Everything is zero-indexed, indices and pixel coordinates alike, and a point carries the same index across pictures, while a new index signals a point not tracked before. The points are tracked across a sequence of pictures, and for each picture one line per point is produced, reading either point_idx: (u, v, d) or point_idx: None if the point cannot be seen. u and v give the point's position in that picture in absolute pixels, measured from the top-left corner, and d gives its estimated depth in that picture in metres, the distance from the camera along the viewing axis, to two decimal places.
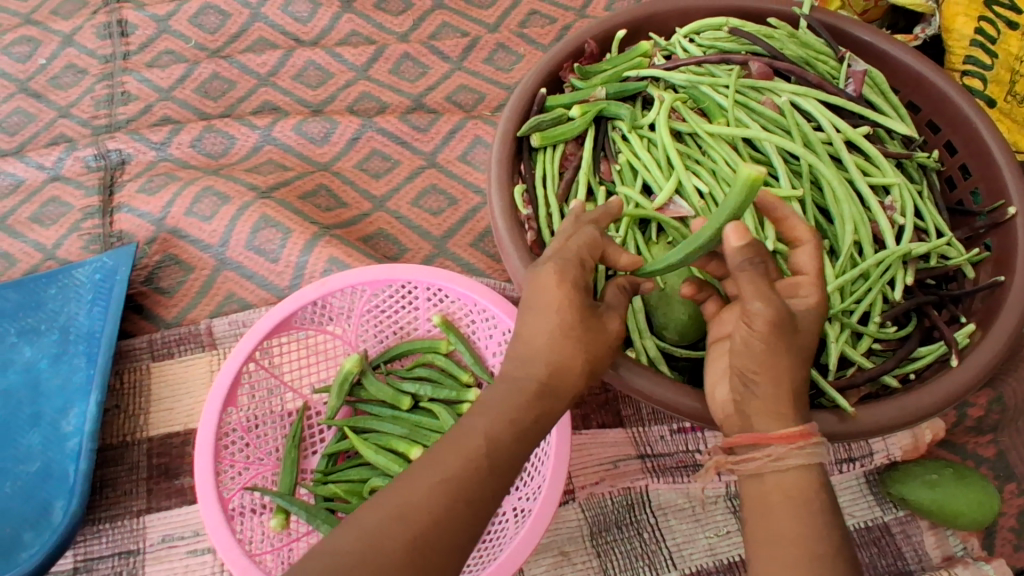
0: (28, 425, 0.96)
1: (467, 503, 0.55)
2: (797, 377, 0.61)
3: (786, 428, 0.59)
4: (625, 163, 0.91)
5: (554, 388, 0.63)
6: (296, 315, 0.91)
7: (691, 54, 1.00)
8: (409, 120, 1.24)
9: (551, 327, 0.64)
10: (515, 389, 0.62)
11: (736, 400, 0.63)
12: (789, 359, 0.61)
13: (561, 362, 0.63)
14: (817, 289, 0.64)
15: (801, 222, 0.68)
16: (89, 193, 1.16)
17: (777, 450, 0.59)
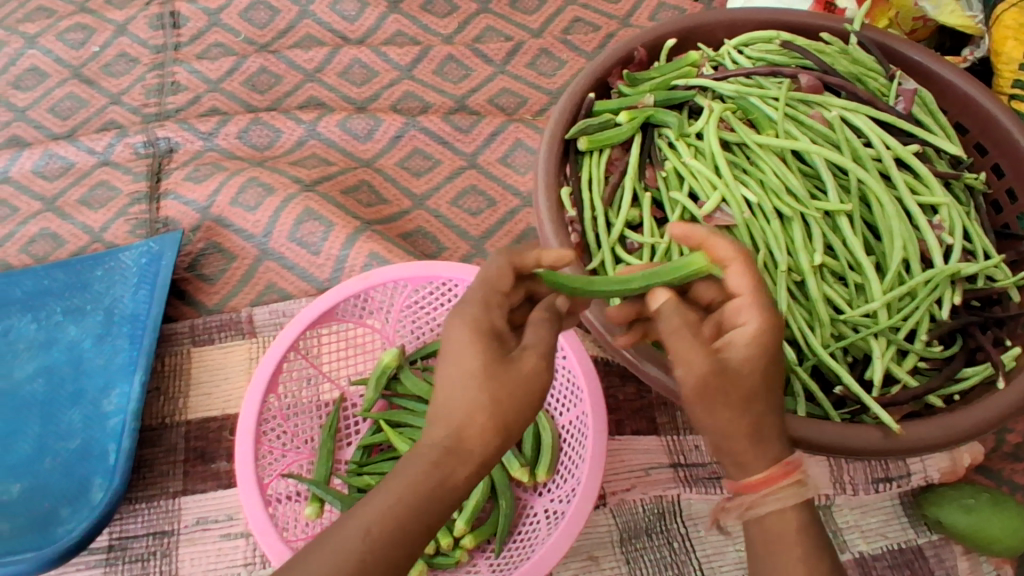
0: (71, 402, 0.98)
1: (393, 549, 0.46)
2: (762, 413, 0.53)
3: (763, 471, 0.53)
4: (671, 170, 0.91)
5: (454, 454, 0.49)
6: (338, 307, 0.92)
7: (740, 65, 1.00)
8: (452, 121, 1.26)
9: (462, 382, 0.50)
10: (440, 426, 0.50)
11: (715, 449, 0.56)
12: (749, 400, 0.53)
13: (456, 420, 0.50)
14: (762, 312, 0.54)
15: (722, 240, 0.58)
16: (137, 178, 1.19)
17: (763, 495, 0.53)
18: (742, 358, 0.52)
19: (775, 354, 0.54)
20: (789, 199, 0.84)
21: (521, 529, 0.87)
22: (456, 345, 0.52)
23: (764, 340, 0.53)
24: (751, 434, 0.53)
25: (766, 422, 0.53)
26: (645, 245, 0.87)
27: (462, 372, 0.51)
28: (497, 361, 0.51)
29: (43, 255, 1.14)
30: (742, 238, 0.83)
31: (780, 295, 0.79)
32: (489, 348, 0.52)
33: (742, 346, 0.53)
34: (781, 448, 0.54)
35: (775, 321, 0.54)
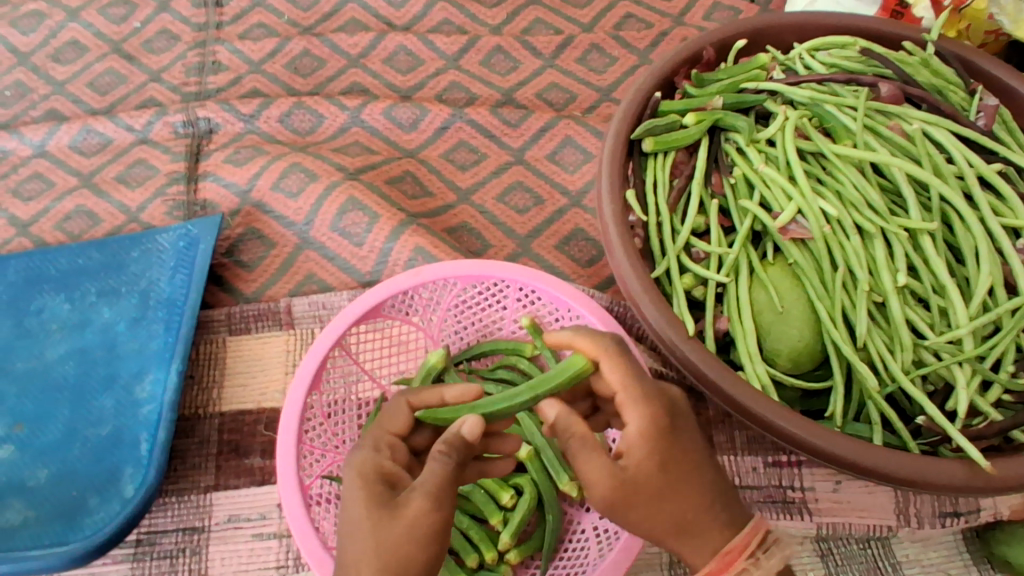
0: (102, 387, 0.95)
1: None
2: (682, 510, 0.64)
3: (709, 561, 0.65)
4: (740, 177, 0.86)
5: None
6: (387, 302, 0.88)
7: (814, 71, 0.96)
8: (500, 114, 1.21)
9: (356, 537, 0.59)
10: (354, 539, 0.60)
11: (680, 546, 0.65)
12: (685, 491, 0.64)
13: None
14: (638, 407, 0.64)
15: (584, 339, 0.70)
16: (175, 158, 1.15)
17: (725, 574, 0.65)
18: (640, 458, 0.63)
19: (669, 446, 0.64)
20: (871, 214, 0.80)
21: (567, 546, 0.85)
22: (350, 499, 0.61)
23: (652, 433, 0.64)
24: (677, 529, 0.65)
25: (695, 515, 0.65)
26: (712, 254, 0.82)
27: (354, 527, 0.60)
28: (383, 512, 0.59)
29: (77, 233, 1.11)
30: (820, 252, 0.79)
31: (861, 317, 0.76)
32: (374, 498, 0.60)
33: (641, 447, 0.63)
34: (722, 529, 0.66)
35: (649, 414, 0.64)
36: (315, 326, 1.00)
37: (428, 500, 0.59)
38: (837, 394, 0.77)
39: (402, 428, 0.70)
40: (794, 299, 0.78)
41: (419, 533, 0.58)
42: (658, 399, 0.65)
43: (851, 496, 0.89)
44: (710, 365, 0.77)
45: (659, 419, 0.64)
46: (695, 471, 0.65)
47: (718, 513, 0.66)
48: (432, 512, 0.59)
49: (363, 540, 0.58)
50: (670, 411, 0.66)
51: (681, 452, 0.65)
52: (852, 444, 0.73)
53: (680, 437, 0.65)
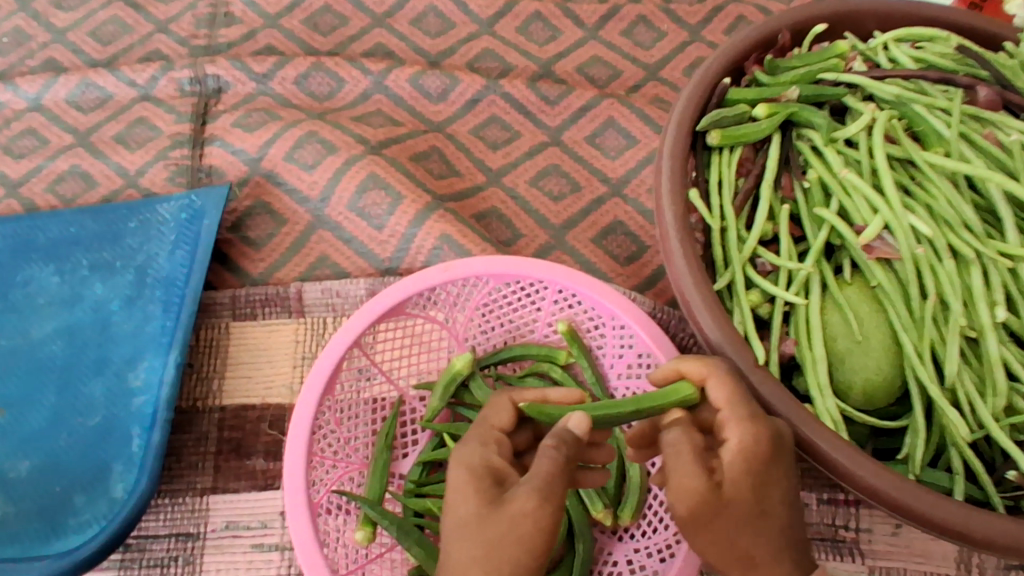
0: (93, 371, 0.87)
1: None
2: (753, 541, 0.55)
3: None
4: (816, 181, 0.76)
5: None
6: (412, 299, 0.80)
7: (901, 66, 0.83)
8: (538, 89, 1.10)
9: (461, 537, 0.54)
10: (457, 535, 0.54)
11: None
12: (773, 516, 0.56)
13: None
14: (743, 428, 0.58)
15: (693, 360, 0.66)
16: (180, 119, 1.05)
17: None
18: (733, 479, 0.55)
19: (765, 471, 0.57)
20: (969, 235, 0.71)
21: None
22: (454, 492, 0.56)
23: (753, 455, 0.56)
24: (744, 563, 0.56)
25: (765, 551, 0.56)
26: (781, 268, 0.73)
27: (459, 525, 0.54)
28: (492, 510, 0.54)
29: (71, 196, 1.02)
30: (908, 276, 0.70)
31: (951, 355, 0.67)
32: (483, 494, 0.55)
33: (740, 470, 0.55)
34: (786, 570, 0.56)
35: (753, 434, 0.57)
36: (328, 316, 0.91)
37: (537, 500, 0.53)
38: (915, 435, 0.69)
39: (506, 426, 0.66)
40: (874, 327, 0.69)
41: (527, 535, 0.52)
42: (765, 424, 0.59)
43: (910, 541, 0.82)
44: (783, 398, 0.66)
45: (763, 442, 0.57)
46: (782, 505, 0.57)
47: (789, 552, 0.57)
48: (540, 509, 0.53)
49: (472, 542, 0.52)
50: (774, 440, 0.58)
51: (771, 479, 0.57)
52: (939, 501, 0.63)
53: (776, 466, 0.57)
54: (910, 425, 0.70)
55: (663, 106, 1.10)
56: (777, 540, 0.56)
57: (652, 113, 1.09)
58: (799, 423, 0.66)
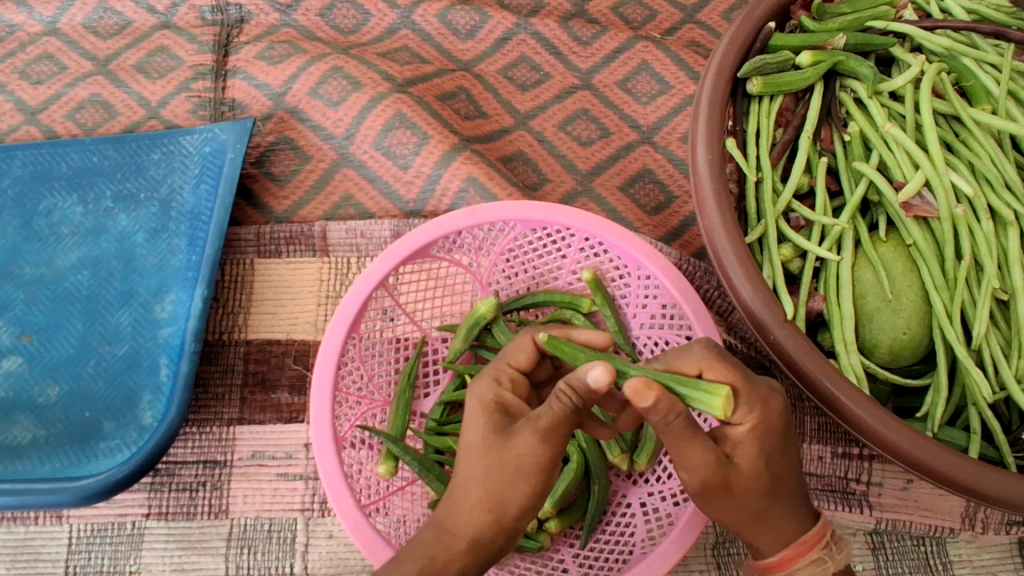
0: (120, 302, 0.88)
1: (463, 538, 0.56)
2: (768, 507, 0.56)
3: (782, 550, 0.58)
4: (856, 134, 0.74)
5: (447, 528, 0.57)
6: (438, 241, 0.80)
7: (953, 17, 0.79)
8: (571, 29, 1.07)
9: (469, 459, 0.56)
10: (465, 455, 0.57)
11: (761, 530, 0.57)
12: (786, 465, 0.57)
13: (460, 493, 0.57)
14: (752, 407, 0.54)
15: (688, 349, 0.57)
16: (201, 49, 1.03)
17: (793, 563, 0.57)
18: (743, 456, 0.54)
19: (774, 447, 0.55)
20: (1009, 195, 0.70)
21: (611, 519, 0.79)
22: (468, 417, 0.58)
23: (762, 431, 0.55)
24: (755, 522, 0.57)
25: (779, 512, 0.57)
26: (814, 223, 0.72)
27: (468, 448, 0.57)
28: (499, 441, 0.55)
29: (91, 125, 1.01)
30: (944, 236, 0.69)
31: (981, 315, 0.67)
32: (494, 424, 0.56)
33: (751, 447, 0.54)
34: (799, 523, 0.57)
35: (762, 418, 0.55)
36: (352, 256, 0.91)
37: (543, 439, 0.53)
38: (936, 394, 0.69)
39: (525, 365, 0.62)
40: (905, 284, 0.69)
41: (527, 467, 0.54)
42: (773, 399, 0.56)
43: (920, 497, 0.83)
44: (808, 354, 0.65)
45: (772, 419, 0.55)
46: (791, 472, 0.57)
47: (802, 505, 0.58)
48: (541, 448, 0.53)
49: (478, 462, 0.56)
50: (784, 414, 0.56)
51: (782, 449, 0.56)
52: (963, 462, 0.62)
53: (784, 438, 0.56)
54: (932, 383, 0.71)
55: (698, 51, 1.07)
56: (787, 500, 0.57)
57: (687, 58, 1.06)
58: (825, 376, 0.65)
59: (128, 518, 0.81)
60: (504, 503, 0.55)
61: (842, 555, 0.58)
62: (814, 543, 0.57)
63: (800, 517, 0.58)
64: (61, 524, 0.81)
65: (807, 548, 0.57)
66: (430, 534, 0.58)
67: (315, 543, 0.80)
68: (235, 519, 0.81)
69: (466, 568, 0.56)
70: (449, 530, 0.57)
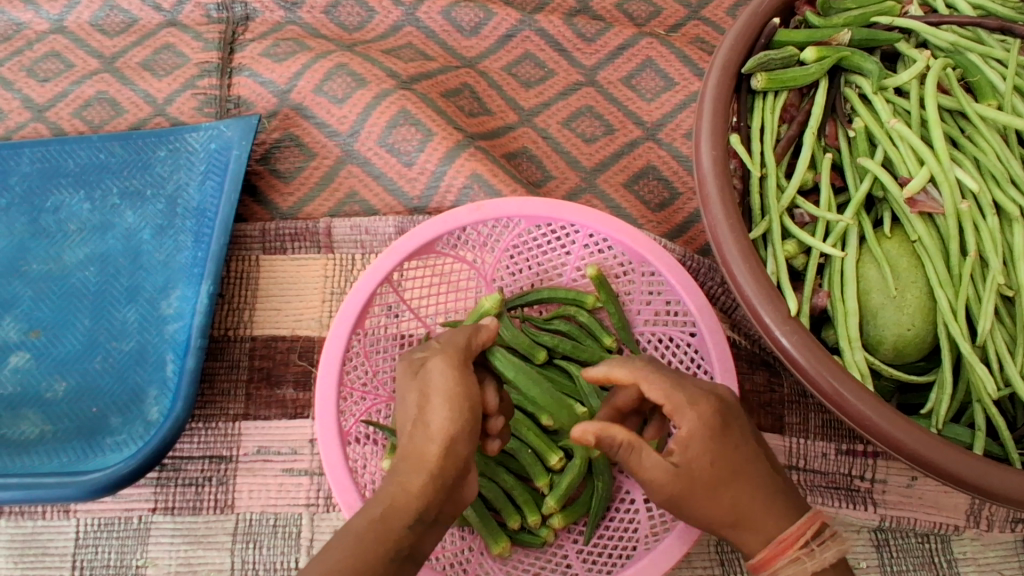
0: (126, 298, 0.89)
1: (419, 471, 0.56)
2: (738, 497, 0.58)
3: (762, 549, 0.57)
4: (861, 129, 0.75)
5: (403, 462, 0.57)
6: (443, 237, 0.80)
7: (959, 12, 0.78)
8: (574, 26, 1.07)
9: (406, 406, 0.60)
10: (404, 403, 0.61)
11: (741, 527, 0.58)
12: (751, 458, 0.59)
13: (405, 432, 0.59)
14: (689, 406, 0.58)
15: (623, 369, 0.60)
16: (207, 46, 1.03)
17: (775, 562, 0.57)
18: (694, 456, 0.57)
19: (726, 440, 0.58)
20: (1014, 191, 0.70)
21: (614, 515, 0.80)
22: (399, 375, 0.63)
23: (703, 424, 0.58)
24: (733, 518, 0.58)
25: (752, 505, 0.58)
26: (819, 219, 0.72)
27: (403, 398, 0.62)
28: (419, 379, 0.61)
29: (98, 122, 1.01)
30: (950, 232, 0.69)
31: (986, 312, 0.67)
32: (412, 366, 0.62)
33: (695, 444, 0.57)
34: (778, 520, 0.57)
35: (701, 411, 0.58)
36: (357, 252, 0.91)
37: (444, 358, 0.61)
38: (941, 391, 0.69)
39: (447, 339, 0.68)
40: (909, 280, 0.69)
41: (446, 391, 0.58)
42: (705, 398, 0.59)
43: (924, 494, 0.83)
44: (811, 350, 0.65)
45: (710, 417, 0.58)
46: (755, 461, 0.59)
47: (779, 501, 0.58)
48: (455, 369, 0.60)
49: (409, 400, 0.60)
50: (720, 408, 0.59)
51: (732, 440, 0.58)
52: (964, 458, 0.62)
53: (732, 431, 0.59)
54: (936, 380, 0.70)
55: (703, 47, 1.06)
56: (761, 493, 0.58)
57: (692, 54, 1.05)
58: (826, 375, 0.65)
59: (135, 512, 0.81)
60: (441, 423, 0.57)
61: (827, 552, 0.56)
62: (795, 539, 0.56)
63: (778, 515, 0.58)
64: (68, 519, 0.81)
65: (788, 546, 0.56)
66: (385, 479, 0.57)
67: (320, 537, 0.80)
68: (240, 513, 0.81)
69: (427, 501, 0.55)
70: (403, 468, 0.56)
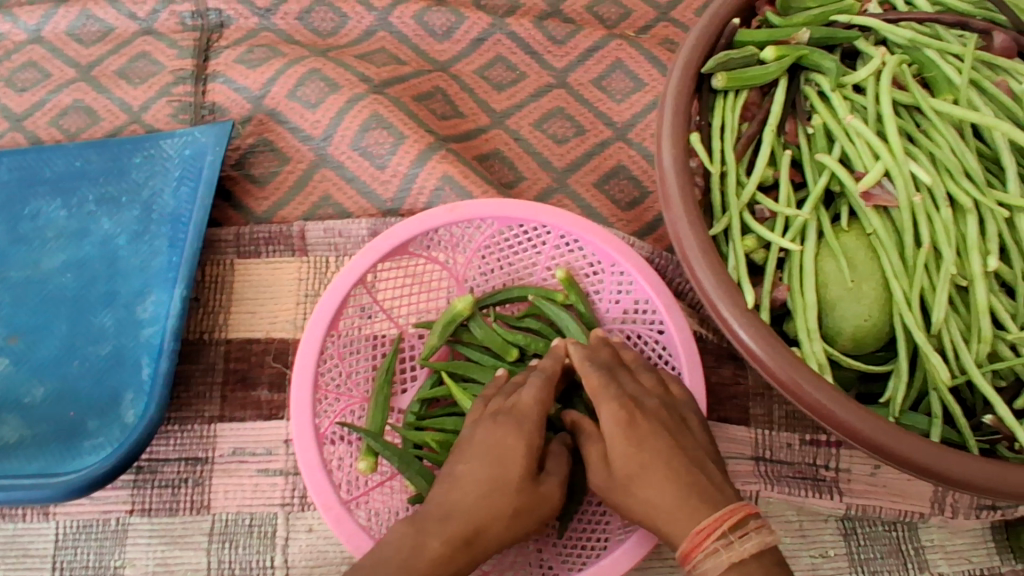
0: (103, 303, 0.90)
1: (473, 554, 0.63)
2: (647, 491, 0.63)
3: (684, 541, 0.60)
4: (819, 127, 0.76)
5: (466, 547, 0.62)
6: (415, 238, 0.81)
7: (917, 7, 0.81)
8: (545, 29, 1.08)
9: (502, 492, 0.64)
10: (498, 485, 0.64)
11: (659, 519, 0.62)
12: (662, 453, 0.64)
13: (484, 516, 0.63)
14: (611, 406, 0.67)
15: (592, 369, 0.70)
16: (182, 54, 1.04)
17: (694, 554, 0.58)
18: (614, 450, 0.65)
19: (645, 441, 0.65)
20: (968, 183, 0.71)
21: (585, 508, 0.80)
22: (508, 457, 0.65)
23: (623, 425, 0.66)
24: (650, 512, 0.63)
25: (664, 498, 0.62)
26: (778, 215, 0.74)
27: (498, 479, 0.64)
28: (532, 489, 0.65)
29: (74, 131, 1.02)
30: (904, 224, 0.70)
31: (940, 301, 0.68)
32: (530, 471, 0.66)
33: (615, 440, 0.65)
34: (694, 512, 0.60)
35: (620, 414, 0.66)
36: (331, 255, 0.92)
37: (562, 486, 0.68)
38: (898, 379, 0.70)
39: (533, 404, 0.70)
40: (866, 273, 0.71)
41: (543, 507, 0.66)
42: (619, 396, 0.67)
43: (888, 482, 0.84)
44: (769, 343, 0.67)
45: (621, 413, 0.66)
46: (663, 457, 0.64)
47: (694, 495, 0.61)
48: (560, 496, 0.67)
49: (509, 499, 0.64)
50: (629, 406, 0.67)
51: (647, 438, 0.65)
52: (913, 441, 0.64)
53: (643, 428, 0.65)
54: (894, 369, 0.72)
55: (672, 48, 1.08)
56: (676, 486, 0.62)
57: (660, 55, 1.07)
58: (784, 365, 0.66)
59: (112, 514, 0.82)
60: (519, 536, 0.65)
61: (745, 545, 0.57)
62: (711, 532, 0.58)
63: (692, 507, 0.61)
64: (48, 521, 0.82)
65: (706, 538, 0.58)
66: (442, 546, 0.61)
67: (295, 536, 0.81)
68: (217, 514, 0.82)
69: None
70: (466, 551, 0.62)
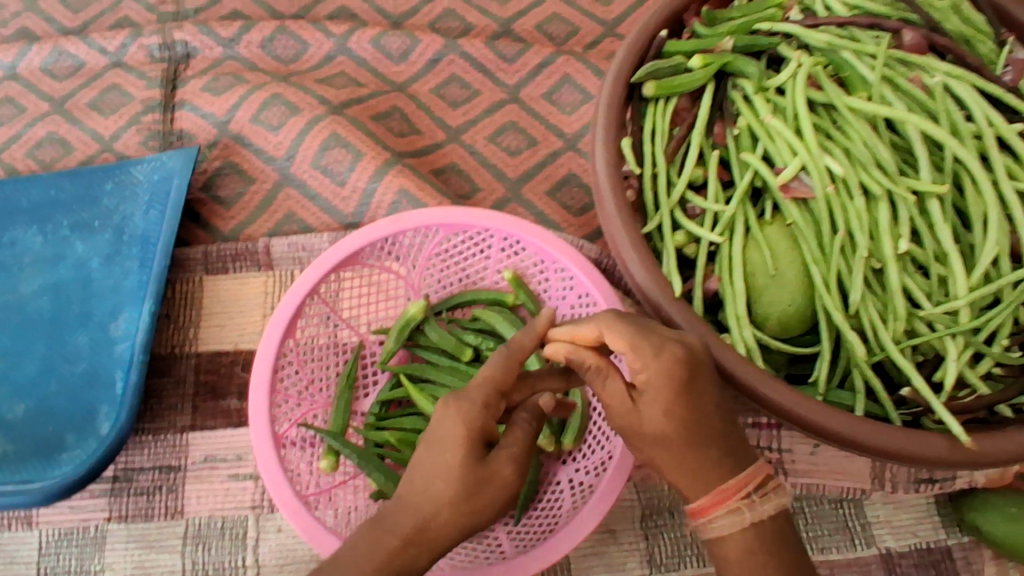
0: (78, 324, 0.94)
1: (426, 543, 0.64)
2: (685, 452, 0.62)
3: (706, 497, 0.62)
4: (744, 128, 0.81)
5: (416, 538, 0.64)
6: (365, 250, 0.85)
7: (835, 12, 0.87)
8: (496, 48, 1.14)
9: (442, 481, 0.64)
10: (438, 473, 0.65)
11: (683, 473, 0.62)
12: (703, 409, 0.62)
13: (430, 505, 0.64)
14: (656, 358, 0.61)
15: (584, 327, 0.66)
16: (151, 84, 1.09)
17: (716, 511, 0.62)
18: (651, 401, 0.61)
19: (688, 399, 0.61)
20: (881, 173, 0.76)
21: (543, 497, 0.85)
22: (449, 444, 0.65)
23: (668, 381, 0.61)
24: (680, 468, 0.62)
25: (697, 457, 0.62)
26: (707, 211, 0.79)
27: (440, 467, 0.65)
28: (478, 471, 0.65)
29: (50, 161, 1.07)
30: (821, 214, 0.76)
31: (855, 283, 0.73)
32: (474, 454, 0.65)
33: (655, 392, 0.61)
34: (721, 471, 0.62)
35: (669, 367, 0.61)
36: (295, 268, 0.97)
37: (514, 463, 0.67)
38: (823, 361, 0.75)
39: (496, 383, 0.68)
40: (788, 261, 0.76)
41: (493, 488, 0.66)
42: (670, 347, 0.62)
43: (829, 461, 0.89)
44: (695, 324, 0.71)
45: (676, 367, 0.61)
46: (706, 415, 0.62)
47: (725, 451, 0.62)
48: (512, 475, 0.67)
49: (447, 486, 0.64)
50: (685, 359, 0.62)
51: (694, 394, 0.62)
52: (831, 413, 0.68)
53: (695, 384, 0.62)
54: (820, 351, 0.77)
55: None
56: (712, 447, 0.62)
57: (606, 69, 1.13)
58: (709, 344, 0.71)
59: (91, 522, 0.85)
60: (472, 520, 0.65)
61: (765, 505, 0.62)
62: (737, 491, 0.62)
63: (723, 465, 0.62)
64: (31, 529, 0.85)
65: (731, 497, 0.62)
66: (390, 542, 0.63)
67: (265, 537, 0.85)
68: (190, 518, 0.86)
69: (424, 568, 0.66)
70: (414, 541, 0.64)
